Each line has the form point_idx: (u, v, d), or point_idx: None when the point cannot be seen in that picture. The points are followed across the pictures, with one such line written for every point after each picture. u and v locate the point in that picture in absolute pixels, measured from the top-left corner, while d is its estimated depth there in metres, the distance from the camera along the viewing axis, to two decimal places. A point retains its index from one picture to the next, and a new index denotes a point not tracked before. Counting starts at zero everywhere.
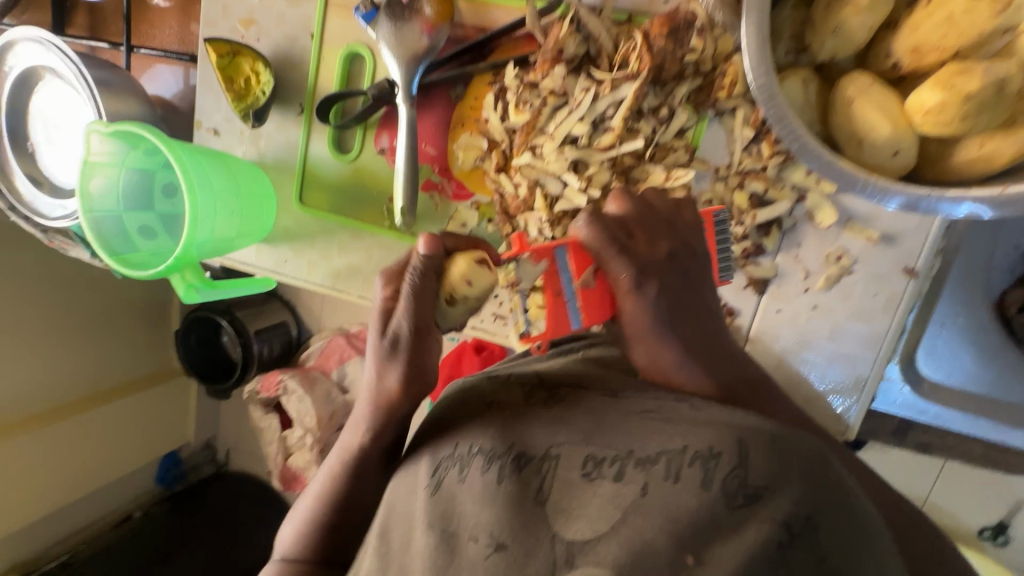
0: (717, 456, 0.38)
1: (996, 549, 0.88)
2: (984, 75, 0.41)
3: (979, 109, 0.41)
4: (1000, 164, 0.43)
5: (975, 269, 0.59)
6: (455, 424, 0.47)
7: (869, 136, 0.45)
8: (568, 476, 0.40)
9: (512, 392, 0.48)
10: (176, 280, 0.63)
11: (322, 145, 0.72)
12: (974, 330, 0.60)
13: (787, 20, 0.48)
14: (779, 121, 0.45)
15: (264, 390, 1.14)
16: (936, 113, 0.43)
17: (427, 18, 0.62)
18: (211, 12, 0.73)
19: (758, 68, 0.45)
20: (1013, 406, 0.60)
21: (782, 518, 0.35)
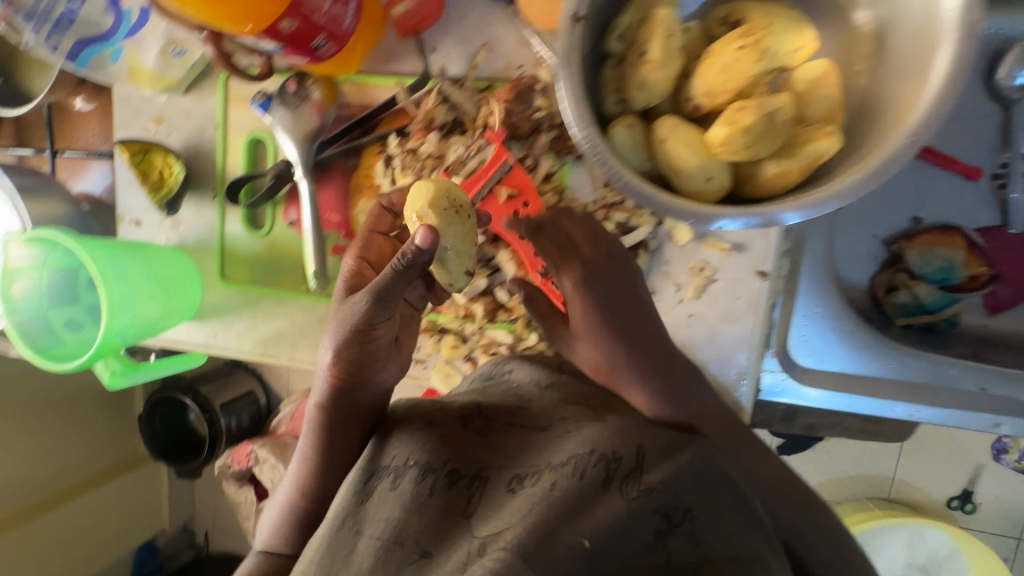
0: (618, 459, 0.45)
1: (966, 514, 1.11)
2: (757, 110, 0.49)
3: (758, 138, 0.50)
4: (792, 178, 0.51)
5: (821, 263, 0.67)
6: (389, 437, 0.51)
7: (682, 166, 0.52)
8: (494, 490, 0.45)
9: (449, 413, 0.52)
10: (101, 367, 0.67)
11: (236, 224, 0.77)
12: (833, 317, 0.67)
13: (608, 78, 0.57)
14: (603, 165, 0.52)
15: (234, 463, 1.15)
16: (727, 144, 0.50)
17: (316, 101, 0.69)
18: (123, 115, 0.79)
19: (580, 123, 0.51)
20: (878, 380, 0.66)
21: (664, 510, 0.42)
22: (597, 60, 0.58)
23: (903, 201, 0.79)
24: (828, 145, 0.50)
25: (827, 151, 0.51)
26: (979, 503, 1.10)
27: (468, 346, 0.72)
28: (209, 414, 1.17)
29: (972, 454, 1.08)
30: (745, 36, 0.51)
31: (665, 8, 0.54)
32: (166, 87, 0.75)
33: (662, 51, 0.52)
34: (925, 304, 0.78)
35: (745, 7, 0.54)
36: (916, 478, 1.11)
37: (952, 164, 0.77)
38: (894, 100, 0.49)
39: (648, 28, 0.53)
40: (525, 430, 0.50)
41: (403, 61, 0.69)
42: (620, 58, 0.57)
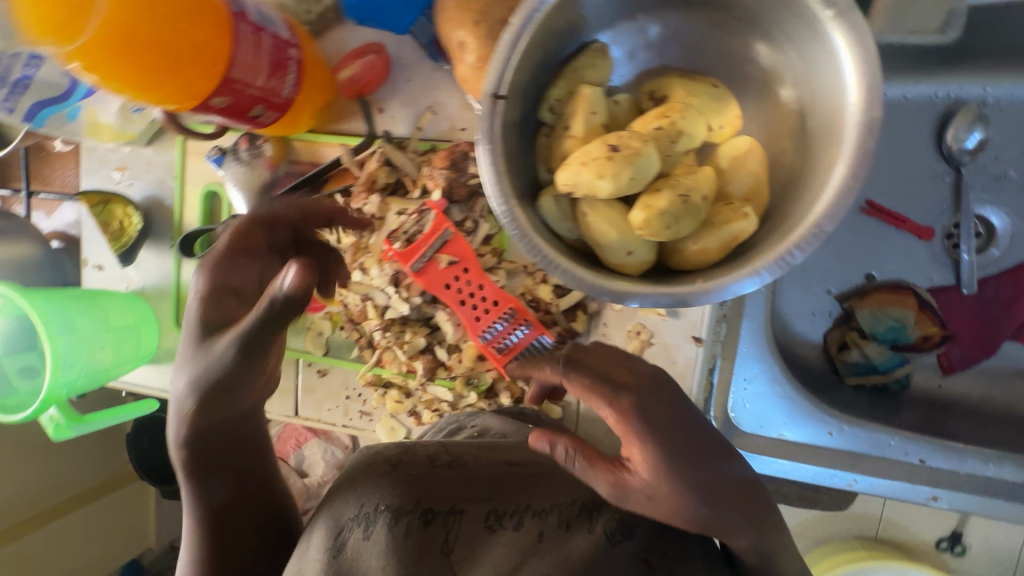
0: (596, 506, 0.56)
1: (956, 557, 1.08)
2: (670, 192, 0.50)
3: (676, 219, 0.50)
4: (714, 256, 0.52)
5: (762, 330, 0.66)
6: (354, 481, 0.54)
7: (602, 241, 0.53)
8: (475, 526, 0.54)
9: (418, 458, 0.56)
10: (46, 419, 0.67)
11: (192, 272, 0.79)
12: (772, 381, 0.66)
13: (539, 149, 0.58)
14: (524, 240, 0.52)
15: None
16: (647, 226, 0.50)
17: (268, 157, 0.72)
18: (88, 164, 0.82)
19: (499, 198, 0.52)
20: (818, 446, 0.66)
21: (638, 554, 0.54)
22: (530, 129, 0.59)
23: (852, 258, 0.80)
24: (742, 226, 0.50)
25: (744, 232, 0.51)
26: (969, 544, 1.08)
27: (412, 400, 0.73)
28: None
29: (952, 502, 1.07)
30: (663, 115, 0.51)
31: (592, 83, 0.55)
32: (127, 140, 0.77)
33: (583, 127, 0.53)
34: (877, 365, 0.76)
35: (670, 83, 0.55)
36: (905, 517, 1.10)
37: (902, 222, 0.77)
38: (807, 184, 0.49)
39: (572, 104, 0.54)
40: (498, 469, 0.58)
41: (352, 121, 0.71)
42: (550, 129, 0.58)
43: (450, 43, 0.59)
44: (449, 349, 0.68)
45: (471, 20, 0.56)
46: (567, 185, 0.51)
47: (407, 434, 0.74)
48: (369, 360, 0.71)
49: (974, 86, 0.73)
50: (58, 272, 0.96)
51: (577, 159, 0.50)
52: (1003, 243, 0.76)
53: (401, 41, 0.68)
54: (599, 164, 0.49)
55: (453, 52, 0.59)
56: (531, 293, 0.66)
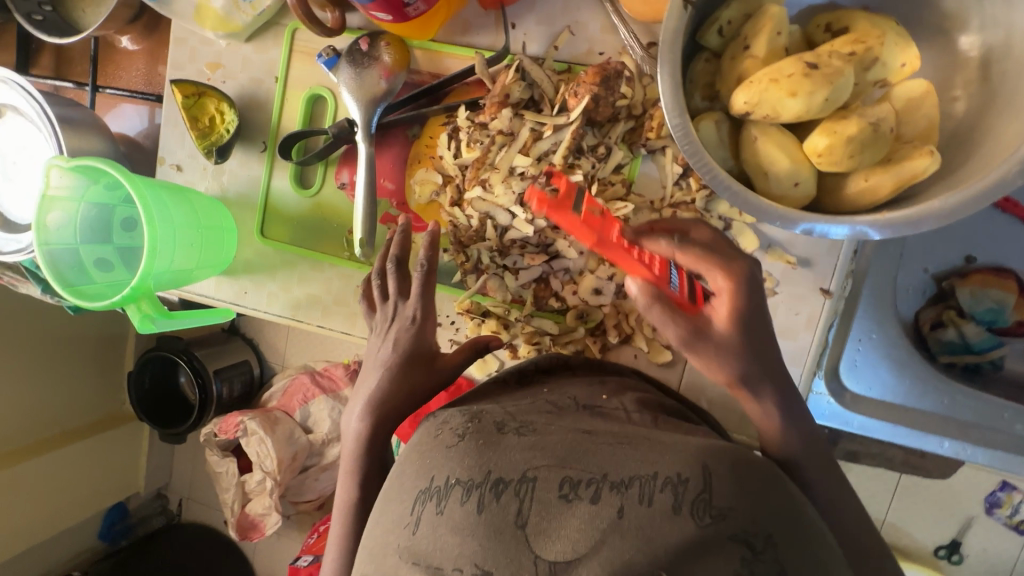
0: (684, 481, 0.42)
1: (951, 565, 1.11)
2: (859, 120, 0.48)
3: (860, 148, 0.48)
4: (883, 195, 0.50)
5: (883, 290, 0.66)
6: (424, 453, 0.49)
7: (773, 168, 0.51)
8: (547, 498, 0.43)
9: (483, 424, 0.49)
10: (132, 310, 0.64)
11: (284, 180, 0.75)
12: (887, 344, 0.66)
13: (701, 72, 0.56)
14: (694, 155, 0.51)
15: (221, 432, 1.15)
16: (827, 154, 0.49)
17: (385, 64, 0.67)
18: (178, 56, 0.77)
19: (674, 110, 0.51)
20: (927, 413, 0.65)
21: (743, 537, 0.40)
22: (692, 53, 0.57)
23: (955, 239, 0.79)
24: (925, 163, 0.48)
25: (924, 171, 0.48)
26: (965, 554, 1.10)
27: (510, 333, 0.70)
28: (202, 380, 1.18)
29: (962, 501, 1.08)
30: (854, 42, 0.50)
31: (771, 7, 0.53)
32: (228, 32, 0.73)
33: (767, 48, 0.51)
34: (972, 345, 0.76)
35: (852, 15, 0.53)
36: (908, 524, 1.11)
37: (1012, 207, 0.76)
38: (997, 125, 0.49)
39: (754, 23, 0.52)
40: (565, 433, 0.47)
41: (482, 34, 0.68)
42: (715, 54, 0.56)
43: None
44: (564, 278, 0.66)
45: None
46: (747, 105, 0.50)
47: (499, 366, 0.72)
48: (472, 287, 0.69)
49: None
50: None
51: (766, 76, 0.49)
52: None
53: None
54: (793, 82, 0.48)
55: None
56: None
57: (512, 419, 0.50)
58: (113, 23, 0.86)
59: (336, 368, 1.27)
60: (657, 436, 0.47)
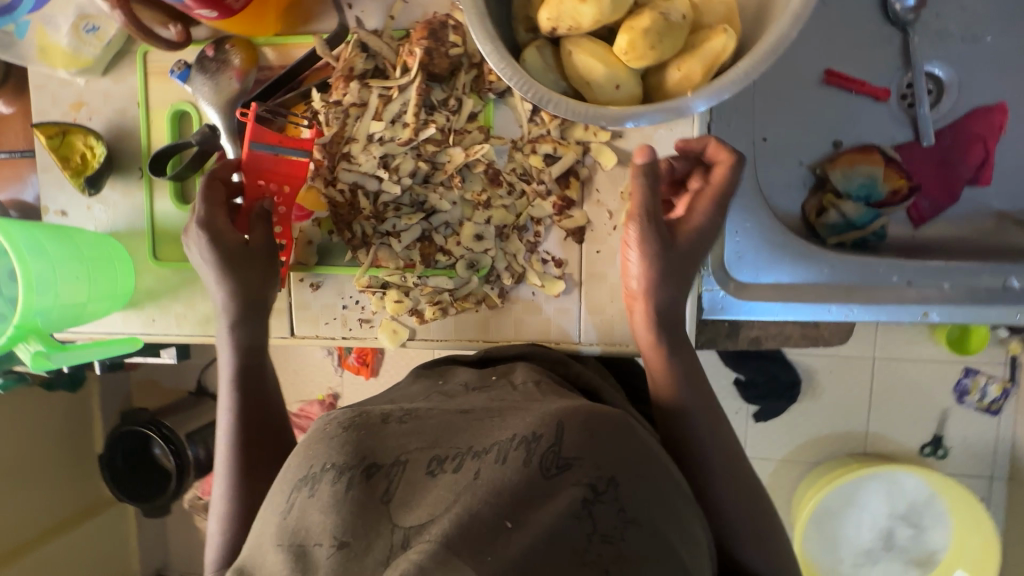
0: (537, 438, 0.43)
1: (940, 460, 1.11)
2: (652, 14, 0.53)
3: (659, 37, 0.52)
4: (698, 80, 0.53)
5: (746, 181, 0.69)
6: (306, 445, 0.48)
7: (591, 76, 0.54)
8: (415, 475, 0.44)
9: (369, 416, 0.49)
10: (23, 350, 0.63)
11: (166, 201, 0.76)
12: (762, 230, 0.69)
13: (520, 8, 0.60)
14: (514, 78, 0.52)
15: (205, 493, 1.19)
16: (632, 50, 0.53)
17: (236, 66, 0.70)
18: (41, 103, 0.77)
19: (485, 38, 0.53)
20: (812, 285, 0.68)
21: (587, 480, 0.42)
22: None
23: (820, 127, 0.83)
24: (722, 41, 0.52)
25: (724, 48, 0.53)
26: (951, 446, 1.11)
27: (412, 299, 0.72)
28: (175, 445, 1.16)
29: (933, 398, 1.10)
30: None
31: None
32: (82, 68, 0.74)
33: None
34: (854, 221, 0.80)
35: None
36: (887, 429, 1.12)
37: (859, 86, 0.81)
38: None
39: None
40: (442, 416, 0.49)
41: (322, 19, 0.70)
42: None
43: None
44: (445, 233, 0.67)
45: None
46: (551, 21, 0.54)
47: (410, 335, 0.73)
48: (364, 261, 0.70)
49: None
50: None
51: None
52: (953, 95, 0.81)
53: None
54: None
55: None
56: (521, 166, 0.66)
57: (396, 410, 0.51)
58: None
59: (312, 406, 1.18)
60: (515, 410, 0.48)
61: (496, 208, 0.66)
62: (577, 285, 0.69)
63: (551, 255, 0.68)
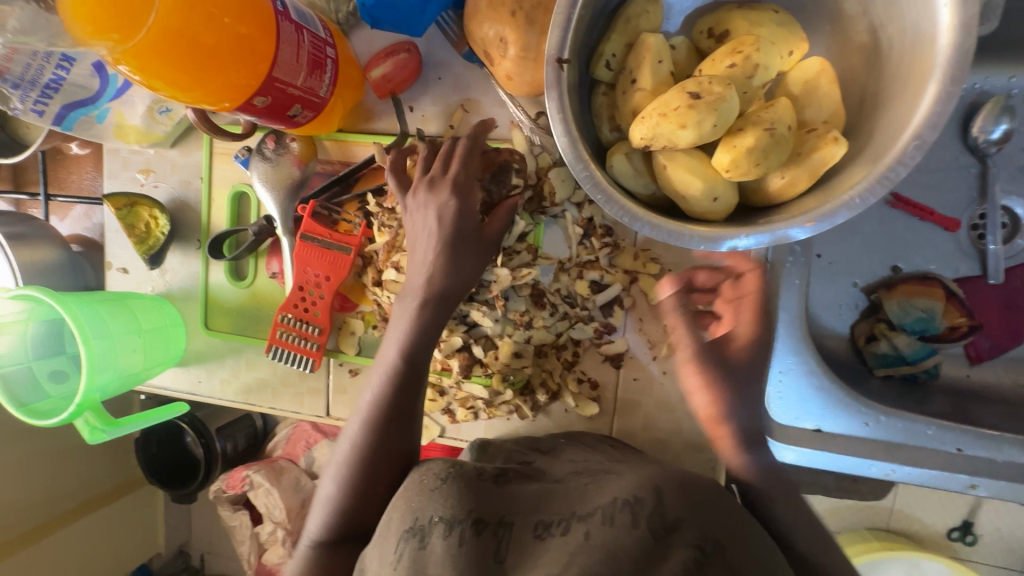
0: (638, 501, 0.49)
1: (968, 546, 1.03)
2: (754, 130, 0.49)
3: (765, 154, 0.49)
4: (801, 187, 0.51)
5: (792, 322, 0.66)
6: (412, 494, 0.55)
7: (688, 191, 0.52)
8: (521, 535, 0.49)
9: (465, 470, 0.57)
10: (81, 423, 0.67)
11: (220, 275, 0.78)
12: (806, 373, 0.67)
13: (604, 105, 0.57)
14: (608, 201, 0.52)
15: (229, 487, 1.19)
16: (734, 167, 0.49)
17: (295, 153, 0.71)
18: (112, 165, 0.81)
19: (578, 163, 0.52)
20: (850, 437, 0.66)
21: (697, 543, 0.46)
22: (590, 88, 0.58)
23: (881, 252, 0.79)
24: (832, 151, 0.49)
25: (834, 158, 0.49)
26: (981, 533, 1.02)
27: (445, 399, 0.73)
28: (205, 439, 1.18)
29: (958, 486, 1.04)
30: (733, 53, 0.49)
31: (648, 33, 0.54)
32: (152, 142, 0.76)
33: (653, 79, 0.51)
34: (907, 356, 0.76)
35: (729, 17, 0.53)
36: (913, 507, 1.04)
37: (928, 214, 0.77)
38: (851, 165, 0.50)
39: (636, 54, 0.52)
40: (534, 484, 0.57)
41: (384, 119, 0.71)
42: (610, 85, 0.56)
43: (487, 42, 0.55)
44: (486, 345, 0.68)
45: (509, 13, 0.52)
46: (645, 140, 0.50)
47: (440, 432, 0.75)
48: None
49: (998, 79, 0.74)
50: (79, 276, 0.96)
51: (655, 112, 0.49)
52: None
53: (431, 36, 0.67)
54: (680, 114, 0.48)
55: (490, 52, 0.55)
56: (567, 289, 0.66)
57: (489, 469, 0.59)
58: (56, 138, 0.91)
59: None
60: (596, 467, 0.58)
61: (537, 329, 0.66)
62: (610, 410, 0.69)
63: (587, 374, 0.69)
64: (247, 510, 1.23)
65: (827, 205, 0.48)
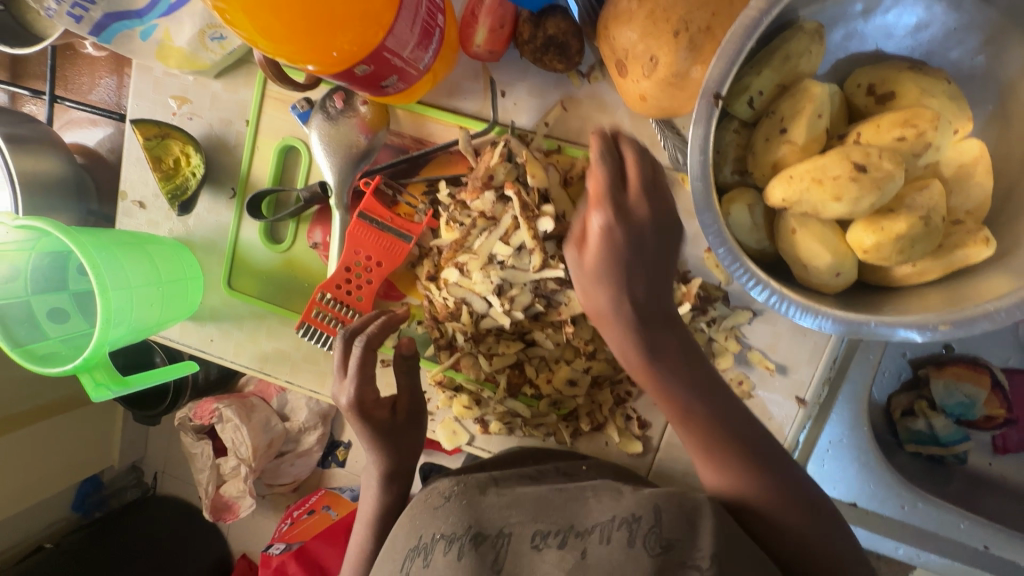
0: (637, 519, 0.46)
1: None
2: (909, 215, 0.44)
3: (912, 243, 0.45)
4: (931, 277, 0.48)
5: (859, 397, 0.64)
6: (417, 514, 0.54)
7: (812, 262, 0.48)
8: (519, 548, 0.47)
9: (469, 483, 0.56)
10: (84, 379, 0.60)
11: (253, 232, 0.71)
12: (856, 450, 0.66)
13: (731, 143, 0.51)
14: (722, 246, 0.48)
15: (196, 417, 1.00)
16: (874, 251, 0.46)
17: (364, 117, 0.63)
18: (141, 85, 0.71)
19: (704, 209, 0.47)
20: (885, 517, 0.66)
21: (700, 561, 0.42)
22: (719, 119, 0.52)
23: None
24: (982, 252, 0.46)
25: (976, 259, 0.46)
26: None
27: (482, 410, 0.68)
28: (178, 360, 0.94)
29: None
30: (904, 125, 0.44)
31: (806, 77, 0.48)
32: (196, 70, 0.67)
33: (807, 133, 0.46)
34: (940, 438, 0.77)
35: (898, 77, 0.48)
36: None
37: None
38: (991, 270, 0.47)
39: (793, 100, 0.47)
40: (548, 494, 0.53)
41: (469, 99, 0.63)
42: (745, 123, 0.51)
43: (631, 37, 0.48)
44: (539, 366, 0.64)
45: (671, 31, 0.46)
46: (784, 201, 0.46)
47: (469, 439, 0.71)
48: (445, 362, 0.66)
49: None
50: (82, 195, 0.86)
51: (807, 174, 0.44)
52: None
53: None
54: (838, 185, 0.43)
55: (629, 63, 0.49)
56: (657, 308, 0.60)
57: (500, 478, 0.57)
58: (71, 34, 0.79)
59: None
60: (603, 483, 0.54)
61: (600, 361, 0.62)
62: (653, 451, 0.66)
63: (637, 414, 0.66)
64: (211, 439, 1.04)
65: (948, 314, 0.45)
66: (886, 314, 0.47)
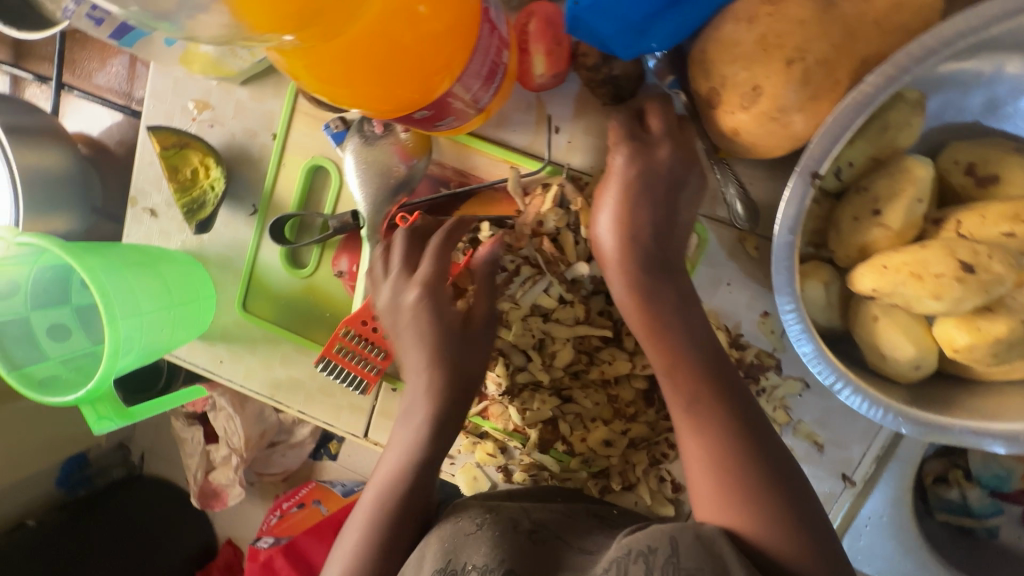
0: (653, 552, 0.39)
1: None
2: (1011, 318, 0.40)
3: (1009, 347, 0.41)
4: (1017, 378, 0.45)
5: (904, 474, 0.61)
6: (444, 535, 0.49)
7: (893, 354, 0.44)
8: None
9: (501, 515, 0.50)
10: (86, 409, 0.56)
11: (273, 254, 0.66)
12: (896, 526, 0.63)
13: (810, 214, 0.47)
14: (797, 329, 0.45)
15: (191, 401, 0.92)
16: (965, 351, 0.42)
17: (403, 144, 0.58)
18: (160, 85, 0.65)
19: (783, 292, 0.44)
20: None
21: None
22: None
23: None
24: None
25: None
26: None
27: (506, 459, 0.64)
28: None
29: None
30: (1013, 220, 0.40)
31: (903, 152, 0.44)
32: (221, 75, 0.61)
33: (903, 219, 0.42)
34: (972, 508, 0.74)
35: (1004, 160, 0.43)
36: None
37: None
38: None
39: (891, 179, 0.42)
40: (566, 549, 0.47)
41: (519, 132, 0.58)
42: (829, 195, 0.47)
43: (724, 88, 0.44)
44: (573, 423, 0.60)
45: (784, 60, 0.41)
46: (873, 291, 0.42)
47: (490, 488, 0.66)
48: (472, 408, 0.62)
49: None
50: (86, 192, 0.80)
51: (905, 267, 0.40)
52: None
53: None
54: (940, 283, 0.39)
55: (725, 90, 0.44)
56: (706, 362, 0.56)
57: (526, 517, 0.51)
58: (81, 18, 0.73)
59: None
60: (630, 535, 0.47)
61: (639, 423, 0.59)
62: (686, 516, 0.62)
63: (671, 476, 0.62)
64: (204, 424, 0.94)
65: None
66: (965, 416, 0.44)
